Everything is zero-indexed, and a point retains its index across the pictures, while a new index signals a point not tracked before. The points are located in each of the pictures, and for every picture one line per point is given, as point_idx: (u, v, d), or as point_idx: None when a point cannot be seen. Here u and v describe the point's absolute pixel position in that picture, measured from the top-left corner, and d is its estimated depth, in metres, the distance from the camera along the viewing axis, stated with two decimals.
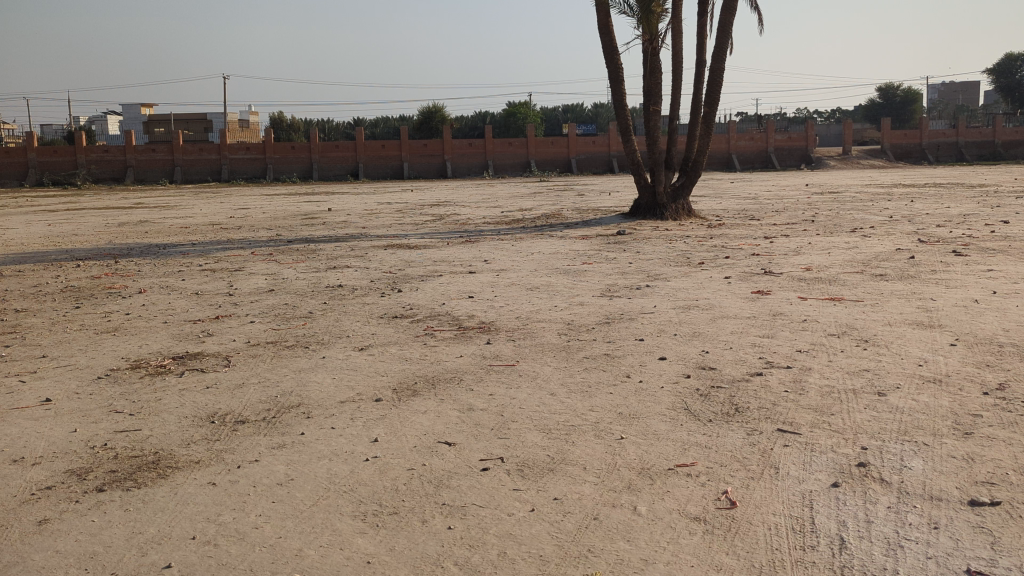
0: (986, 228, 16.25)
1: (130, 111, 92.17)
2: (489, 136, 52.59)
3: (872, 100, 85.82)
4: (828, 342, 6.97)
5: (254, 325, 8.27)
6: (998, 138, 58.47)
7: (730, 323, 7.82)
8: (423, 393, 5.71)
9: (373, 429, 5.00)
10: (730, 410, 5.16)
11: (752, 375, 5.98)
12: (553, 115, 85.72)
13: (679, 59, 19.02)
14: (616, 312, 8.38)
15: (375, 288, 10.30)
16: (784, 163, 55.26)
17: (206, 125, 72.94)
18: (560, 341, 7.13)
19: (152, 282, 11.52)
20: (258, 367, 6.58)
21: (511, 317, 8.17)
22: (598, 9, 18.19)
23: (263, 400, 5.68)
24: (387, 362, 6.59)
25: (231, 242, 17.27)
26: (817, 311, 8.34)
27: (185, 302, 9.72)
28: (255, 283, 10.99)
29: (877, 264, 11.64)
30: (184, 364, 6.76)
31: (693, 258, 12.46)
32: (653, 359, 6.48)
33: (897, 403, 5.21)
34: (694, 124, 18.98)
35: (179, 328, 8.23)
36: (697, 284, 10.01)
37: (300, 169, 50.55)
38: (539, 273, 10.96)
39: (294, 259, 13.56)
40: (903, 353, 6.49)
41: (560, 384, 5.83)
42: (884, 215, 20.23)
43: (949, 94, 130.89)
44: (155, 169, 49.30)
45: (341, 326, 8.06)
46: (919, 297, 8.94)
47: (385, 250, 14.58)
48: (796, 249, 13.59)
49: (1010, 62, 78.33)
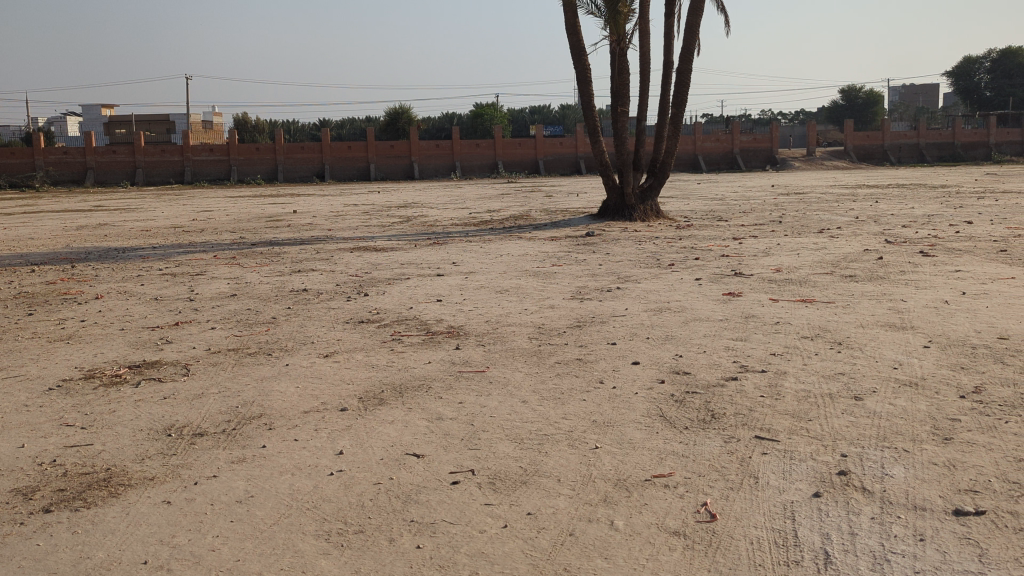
0: (951, 228, 16.39)
1: (91, 112, 90.58)
2: (456, 137, 52.35)
3: (835, 102, 86.95)
4: (802, 344, 6.89)
5: (215, 331, 8.01)
6: (957, 139, 59.46)
7: (702, 326, 7.72)
8: (390, 402, 5.52)
9: (338, 441, 4.79)
10: (705, 417, 5.04)
11: (727, 379, 5.87)
12: (521, 116, 85.74)
13: (646, 60, 18.99)
14: (587, 315, 8.25)
15: (341, 292, 10.07)
16: (749, 163, 55.87)
17: (168, 126, 71.82)
18: (531, 345, 6.98)
19: (110, 287, 11.16)
20: (219, 376, 6.34)
21: (481, 321, 8.00)
22: (565, 10, 18.09)
23: (223, 410, 5.45)
24: (353, 369, 6.38)
25: (193, 245, 16.89)
26: (789, 312, 8.28)
27: (143, 308, 9.42)
28: (217, 288, 10.71)
29: (846, 265, 11.64)
30: (140, 374, 6.49)
31: (663, 259, 12.40)
32: (627, 364, 6.35)
33: (874, 407, 5.13)
34: (662, 125, 18.95)
35: (137, 335, 7.94)
36: (669, 286, 9.91)
37: (264, 171, 49.96)
38: (509, 276, 10.80)
39: (258, 263, 13.27)
40: (877, 356, 6.43)
41: (531, 391, 5.68)
42: (850, 216, 20.36)
43: (910, 96, 133.30)
44: (116, 171, 48.38)
45: (305, 332, 7.84)
46: (891, 298, 8.91)
47: (351, 252, 14.33)
48: (766, 250, 13.58)
49: (968, 65, 80.00)
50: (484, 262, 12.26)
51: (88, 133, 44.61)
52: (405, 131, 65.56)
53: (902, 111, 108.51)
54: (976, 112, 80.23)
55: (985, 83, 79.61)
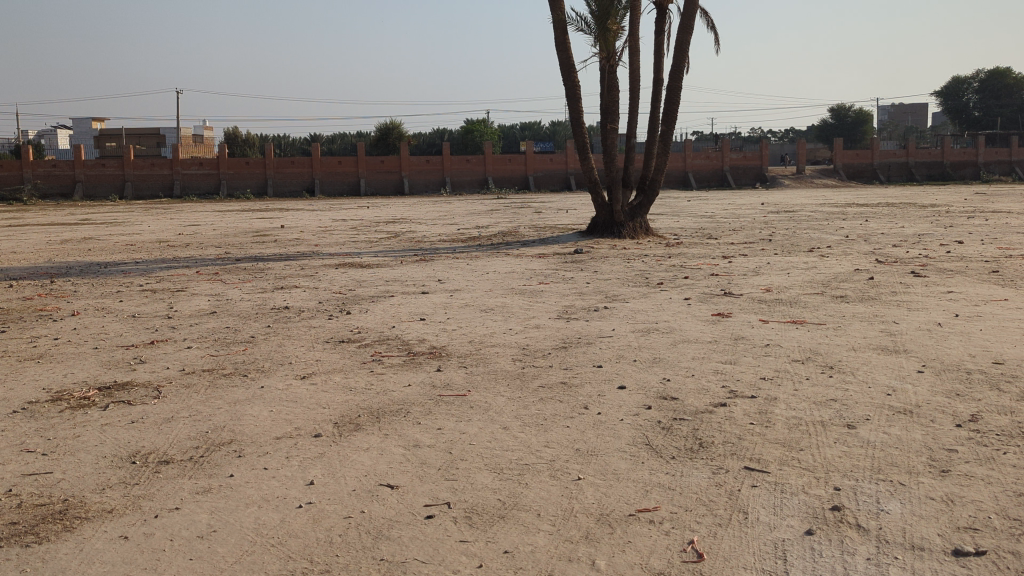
0: (942, 248, 16.32)
1: (82, 125, 90.23)
2: (447, 153, 52.29)
3: (825, 121, 87.44)
4: (792, 368, 6.73)
5: (191, 351, 7.78)
6: (946, 158, 59.77)
7: (691, 348, 7.55)
8: (367, 428, 5.31)
9: (309, 470, 4.58)
10: (693, 446, 4.85)
11: (715, 406, 5.68)
12: (512, 132, 85.88)
13: (636, 77, 18.93)
14: (573, 336, 8.06)
15: (323, 310, 9.86)
16: (739, 180, 56.00)
17: (158, 140, 71.54)
18: (515, 368, 6.78)
19: (88, 303, 10.91)
20: (191, 399, 6.11)
21: (464, 342, 7.80)
22: (555, 27, 18.01)
23: (192, 436, 5.23)
24: (330, 393, 6.17)
25: (176, 260, 16.62)
26: (779, 334, 8.12)
27: (120, 326, 9.18)
28: (197, 305, 10.49)
29: (836, 285, 11.52)
30: (109, 396, 6.25)
31: (651, 278, 12.25)
32: (612, 388, 6.16)
33: (867, 437, 4.97)
34: (652, 143, 18.86)
35: (110, 355, 7.71)
36: (657, 306, 9.75)
37: (254, 185, 49.73)
38: (495, 294, 10.63)
39: (240, 279, 13.04)
40: (870, 381, 6.27)
41: (514, 416, 5.48)
42: (840, 235, 20.31)
43: (898, 115, 134.33)
44: (105, 184, 48.01)
45: (283, 352, 7.62)
46: (882, 320, 8.78)
47: (336, 268, 14.13)
48: (756, 269, 13.47)
49: (956, 85, 80.65)
50: (470, 279, 12.08)
51: (77, 146, 44.22)
52: (396, 146, 65.50)
53: (891, 130, 109.04)
54: (964, 131, 80.79)
55: (973, 103, 80.16)
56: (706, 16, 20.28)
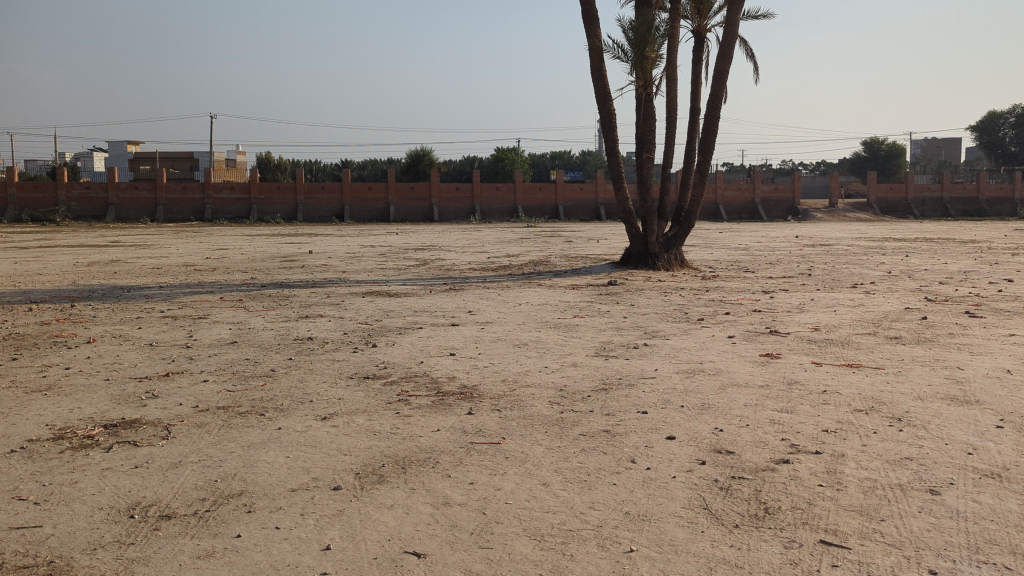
0: (992, 287, 15.60)
1: (118, 148, 91.36)
2: (477, 180, 52.09)
3: (857, 154, 86.54)
4: (857, 420, 6.14)
5: (207, 386, 7.34)
6: (983, 194, 58.54)
7: (741, 393, 6.97)
8: (391, 480, 4.80)
9: (326, 532, 4.07)
10: (758, 512, 4.30)
11: (776, 463, 5.11)
12: (542, 160, 85.87)
13: (673, 106, 18.48)
14: (613, 376, 7.51)
15: (347, 342, 9.41)
16: (771, 214, 55.20)
17: (191, 164, 72.16)
18: (552, 412, 6.25)
19: (105, 330, 10.53)
20: (202, 441, 5.64)
21: (497, 381, 7.28)
22: (591, 53, 17.64)
23: (198, 486, 4.75)
24: (351, 437, 5.66)
25: (201, 285, 16.29)
26: (836, 380, 7.50)
27: (135, 355, 8.77)
28: (218, 334, 10.10)
29: (888, 325, 10.89)
30: (115, 436, 5.80)
31: (691, 314, 11.68)
32: (660, 439, 5.61)
33: (955, 505, 4.39)
34: (688, 173, 18.36)
35: (121, 387, 7.28)
36: (700, 344, 9.19)
37: (284, 210, 49.82)
38: (528, 328, 10.13)
39: (264, 306, 12.66)
40: (947, 437, 5.67)
41: (554, 471, 4.94)
42: (882, 270, 19.60)
43: (932, 148, 133.10)
44: (138, 208, 48.28)
45: (303, 389, 7.15)
46: (945, 365, 8.16)
47: (362, 297, 13.72)
48: (799, 305, 12.86)
49: (993, 119, 79.57)
50: (501, 311, 11.61)
51: (111, 169, 44.26)
52: (425, 173, 65.56)
53: (925, 163, 107.20)
54: (1000, 166, 79.45)
55: (1009, 139, 78.83)
56: (745, 44, 19.83)
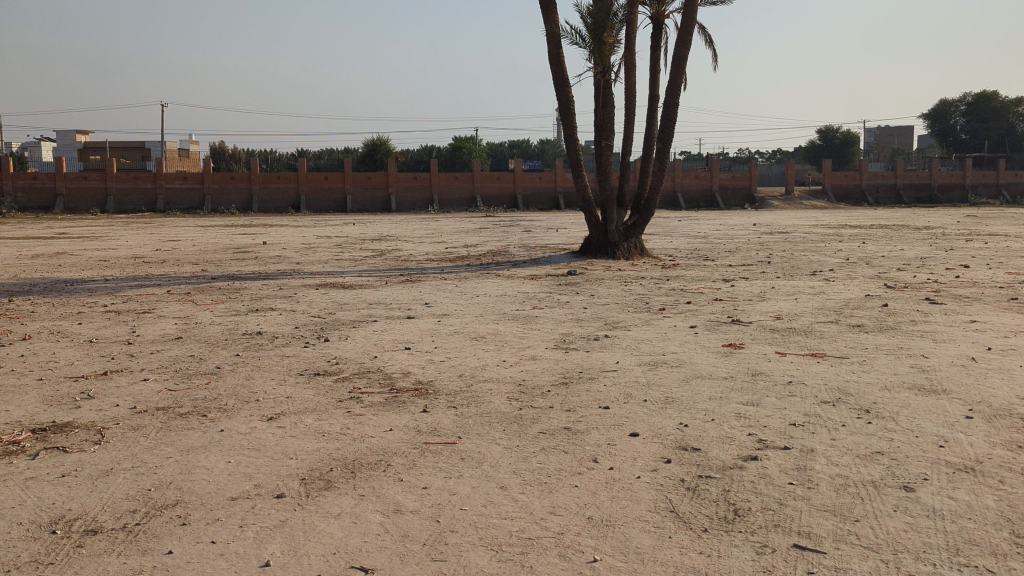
0: (949, 273, 15.68)
1: (67, 138, 89.15)
2: (435, 170, 51.60)
3: (812, 143, 87.58)
4: (824, 412, 5.97)
5: (146, 385, 6.93)
6: (934, 181, 59.48)
7: (705, 385, 6.78)
8: (339, 486, 4.50)
9: (266, 546, 3.76)
10: (728, 514, 4.08)
11: (744, 460, 4.90)
12: (501, 149, 85.52)
13: (632, 93, 18.27)
14: (573, 369, 7.26)
15: (298, 336, 9.05)
16: (728, 201, 55.55)
17: (142, 154, 70.41)
18: (511, 409, 5.98)
19: (43, 326, 10.01)
20: (137, 446, 5.24)
21: (454, 376, 6.99)
22: (549, 40, 17.35)
23: (130, 496, 4.37)
24: (298, 440, 5.33)
25: (149, 278, 15.71)
26: (801, 370, 7.35)
27: (72, 353, 8.31)
28: (162, 329, 9.65)
29: (850, 313, 10.81)
30: (42, 441, 5.39)
31: (652, 303, 11.49)
32: (623, 436, 5.37)
33: (930, 503, 4.21)
34: (647, 162, 18.18)
35: (54, 388, 6.84)
36: (662, 335, 8.99)
37: (238, 201, 48.86)
38: (486, 320, 9.86)
39: (213, 300, 12.20)
40: (917, 429, 5.52)
41: (512, 473, 4.67)
42: (840, 257, 19.65)
43: (885, 137, 135.25)
44: (87, 198, 46.95)
45: (250, 387, 6.78)
46: (910, 354, 8.06)
47: (316, 289, 13.32)
48: (761, 293, 12.75)
49: (944, 107, 81.05)
50: (459, 303, 11.31)
51: (58, 160, 42.90)
52: (383, 162, 64.86)
53: (878, 150, 108.41)
54: (952, 154, 80.88)
55: (960, 127, 80.32)
56: (703, 31, 19.67)
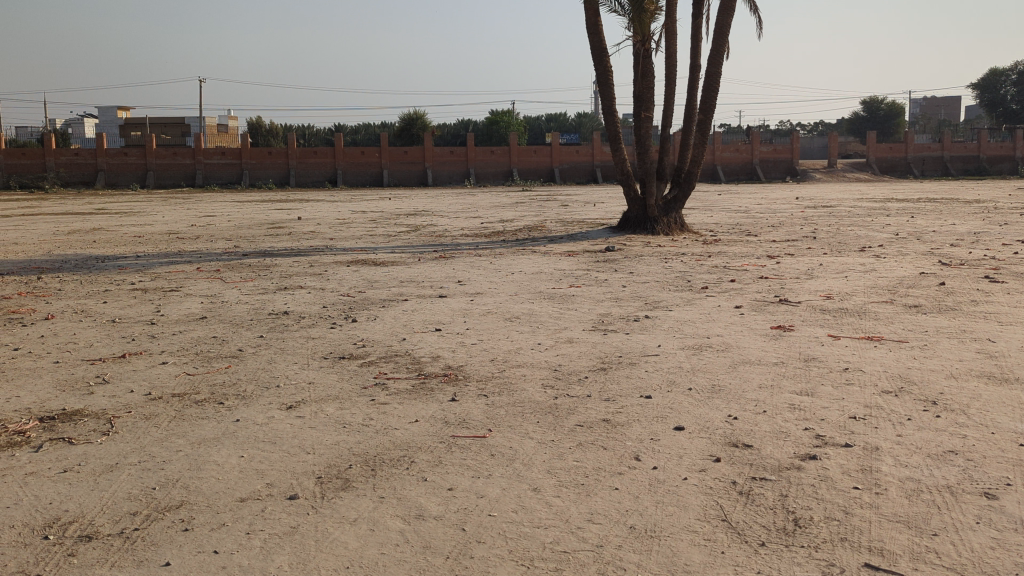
0: (1006, 249, 14.93)
1: (109, 114, 90.20)
2: (471, 144, 51.13)
3: (856, 114, 85.48)
4: (887, 404, 5.48)
5: (165, 368, 6.63)
6: (984, 152, 57.69)
7: (754, 372, 6.32)
8: (358, 485, 4.13)
9: (273, 557, 3.41)
10: (788, 526, 3.65)
11: (803, 459, 4.45)
12: (538, 123, 84.67)
13: (672, 63, 17.60)
14: (612, 354, 6.83)
15: (325, 316, 8.72)
16: (769, 174, 54.39)
17: (182, 130, 70.74)
18: (545, 398, 5.58)
19: (68, 305, 9.78)
20: (146, 437, 4.92)
21: (485, 361, 6.60)
22: (586, 8, 16.74)
23: (132, 496, 4.04)
24: (318, 431, 4.98)
25: (180, 254, 15.52)
26: (857, 355, 6.85)
27: (92, 333, 8.06)
28: (188, 309, 9.38)
29: (905, 292, 10.21)
30: (49, 431, 5.09)
31: (694, 281, 11.00)
32: (666, 429, 4.94)
33: (1017, 514, 3.74)
34: (688, 134, 17.56)
35: (70, 371, 6.57)
36: (706, 316, 8.52)
37: (275, 175, 48.83)
38: (521, 299, 9.46)
39: (242, 277, 11.94)
40: (993, 424, 5.02)
41: (546, 472, 4.27)
42: (889, 232, 18.91)
43: (932, 109, 131.51)
44: (127, 173, 47.22)
45: (271, 372, 6.45)
46: (975, 337, 7.51)
47: (347, 266, 12.99)
48: (808, 271, 12.18)
49: (994, 77, 78.58)
50: (492, 280, 10.92)
51: (98, 135, 43.13)
52: (419, 137, 64.51)
53: (924, 123, 105.64)
54: (1001, 125, 78.33)
55: (1011, 96, 77.76)
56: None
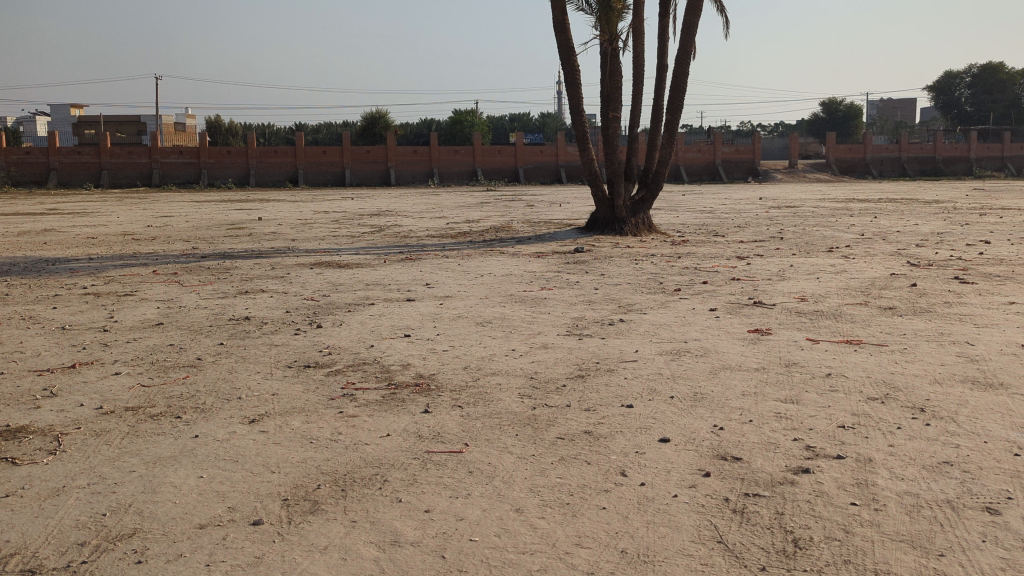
0: (971, 249, 15.01)
1: (63, 111, 88.16)
2: (435, 143, 50.73)
3: (815, 116, 86.54)
4: (875, 412, 5.31)
5: (118, 379, 6.26)
6: (939, 153, 58.63)
7: (736, 378, 6.13)
8: (328, 508, 3.85)
9: None
10: (790, 548, 3.43)
11: (796, 473, 4.26)
12: (502, 123, 84.40)
13: (639, 62, 17.45)
14: (589, 360, 6.60)
15: (289, 321, 8.38)
16: (732, 174, 54.95)
17: (138, 129, 69.23)
18: (523, 409, 5.33)
19: (15, 311, 9.31)
20: (97, 457, 4.58)
21: (458, 369, 6.34)
22: (553, 6, 16.52)
23: (80, 524, 3.71)
24: (283, 448, 4.67)
25: (136, 257, 15.02)
26: (839, 360, 6.70)
27: (41, 342, 7.63)
28: (144, 314, 8.96)
29: (878, 293, 10.13)
30: None
31: (666, 283, 10.83)
32: (651, 442, 4.72)
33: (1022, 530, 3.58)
34: (656, 135, 17.44)
35: (14, 384, 6.17)
36: (681, 319, 8.33)
37: (235, 174, 47.97)
38: (491, 302, 9.21)
39: (201, 281, 11.53)
40: (985, 433, 4.87)
41: (529, 491, 4.02)
42: (855, 233, 18.97)
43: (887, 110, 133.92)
44: (80, 173, 46.04)
45: (232, 383, 6.11)
46: (953, 340, 7.41)
47: (311, 268, 12.63)
48: (780, 272, 12.09)
49: (948, 79, 80.15)
50: (461, 283, 10.65)
51: (51, 134, 41.95)
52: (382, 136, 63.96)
53: (880, 125, 107.41)
54: (956, 126, 79.69)
55: (965, 98, 79.22)
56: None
